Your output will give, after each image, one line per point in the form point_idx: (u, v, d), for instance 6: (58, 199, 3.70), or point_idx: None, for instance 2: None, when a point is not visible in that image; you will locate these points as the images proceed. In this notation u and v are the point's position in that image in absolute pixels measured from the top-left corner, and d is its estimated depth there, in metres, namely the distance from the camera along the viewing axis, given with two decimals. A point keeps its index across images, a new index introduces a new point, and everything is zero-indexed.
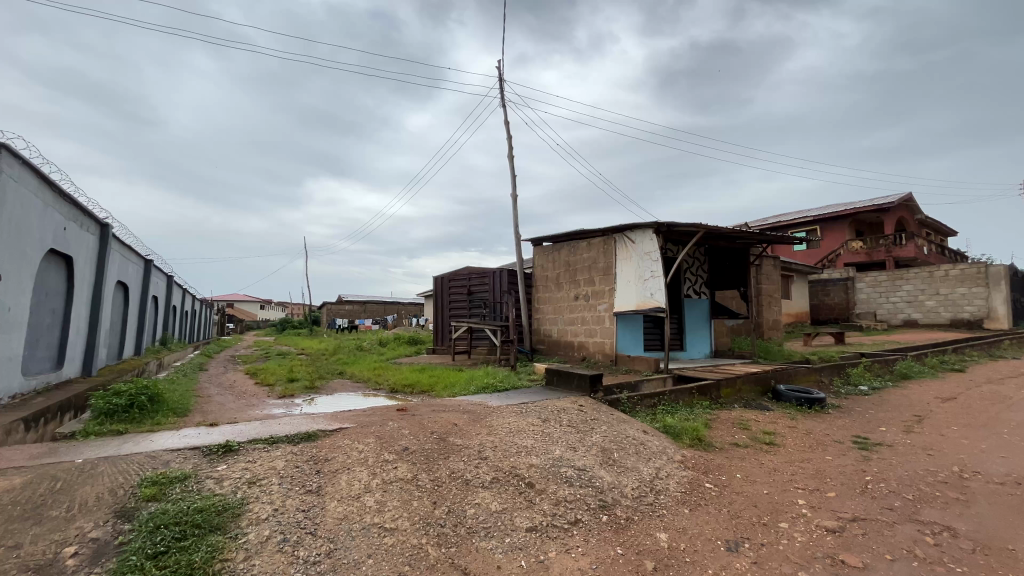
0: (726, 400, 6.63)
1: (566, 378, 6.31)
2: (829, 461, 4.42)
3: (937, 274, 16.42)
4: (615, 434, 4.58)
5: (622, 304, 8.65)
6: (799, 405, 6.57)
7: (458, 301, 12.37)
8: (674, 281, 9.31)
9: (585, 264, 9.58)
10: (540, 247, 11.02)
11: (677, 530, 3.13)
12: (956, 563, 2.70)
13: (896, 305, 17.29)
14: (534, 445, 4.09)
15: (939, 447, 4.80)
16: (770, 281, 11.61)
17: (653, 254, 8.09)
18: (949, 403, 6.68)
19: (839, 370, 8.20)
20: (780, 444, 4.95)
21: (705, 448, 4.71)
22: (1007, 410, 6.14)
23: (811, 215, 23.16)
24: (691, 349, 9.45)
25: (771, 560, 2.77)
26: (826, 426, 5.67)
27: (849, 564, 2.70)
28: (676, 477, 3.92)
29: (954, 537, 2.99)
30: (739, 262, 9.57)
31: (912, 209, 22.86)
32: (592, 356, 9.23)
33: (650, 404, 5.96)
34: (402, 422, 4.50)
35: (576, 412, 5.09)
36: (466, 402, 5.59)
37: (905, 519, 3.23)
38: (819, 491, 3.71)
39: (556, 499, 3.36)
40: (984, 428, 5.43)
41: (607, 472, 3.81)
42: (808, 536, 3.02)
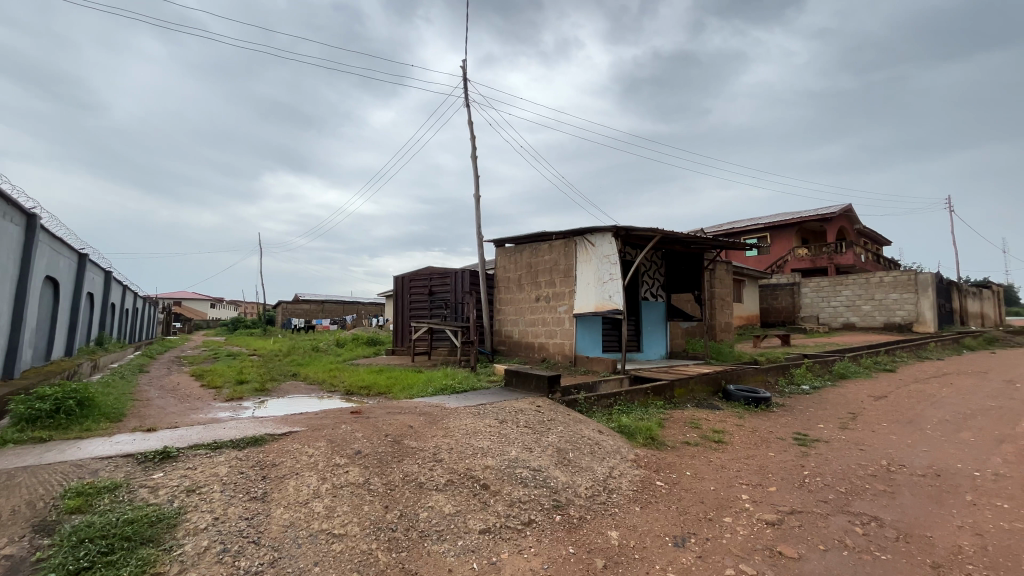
0: (679, 400, 6.84)
1: (524, 379, 6.34)
2: (772, 458, 4.64)
3: (873, 281, 17.59)
4: (570, 434, 4.63)
5: (581, 306, 8.78)
6: (747, 404, 6.86)
7: (419, 301, 12.21)
8: (631, 284, 9.54)
9: (546, 266, 9.67)
10: (502, 248, 11.05)
11: (627, 528, 3.20)
12: (882, 551, 2.89)
13: (836, 309, 18.36)
14: (490, 447, 4.08)
15: (870, 443, 5.13)
16: (723, 285, 12.10)
17: (612, 257, 8.23)
18: (880, 401, 7.15)
19: (784, 370, 8.63)
20: (728, 442, 5.16)
21: (658, 447, 4.84)
22: (931, 407, 6.64)
23: (762, 223, 24.33)
24: (647, 350, 9.72)
25: (714, 553, 2.88)
26: (770, 424, 5.95)
27: (786, 555, 2.84)
28: (629, 476, 4.00)
29: (880, 526, 3.20)
30: (693, 267, 9.92)
31: (851, 219, 24.37)
32: (552, 357, 9.32)
33: (606, 404, 6.07)
34: (355, 424, 4.40)
35: (534, 412, 5.13)
36: (423, 404, 5.53)
37: (838, 511, 3.44)
38: (761, 486, 3.88)
39: (510, 501, 3.36)
40: (909, 424, 5.86)
41: (561, 472, 3.85)
42: (749, 529, 3.16)
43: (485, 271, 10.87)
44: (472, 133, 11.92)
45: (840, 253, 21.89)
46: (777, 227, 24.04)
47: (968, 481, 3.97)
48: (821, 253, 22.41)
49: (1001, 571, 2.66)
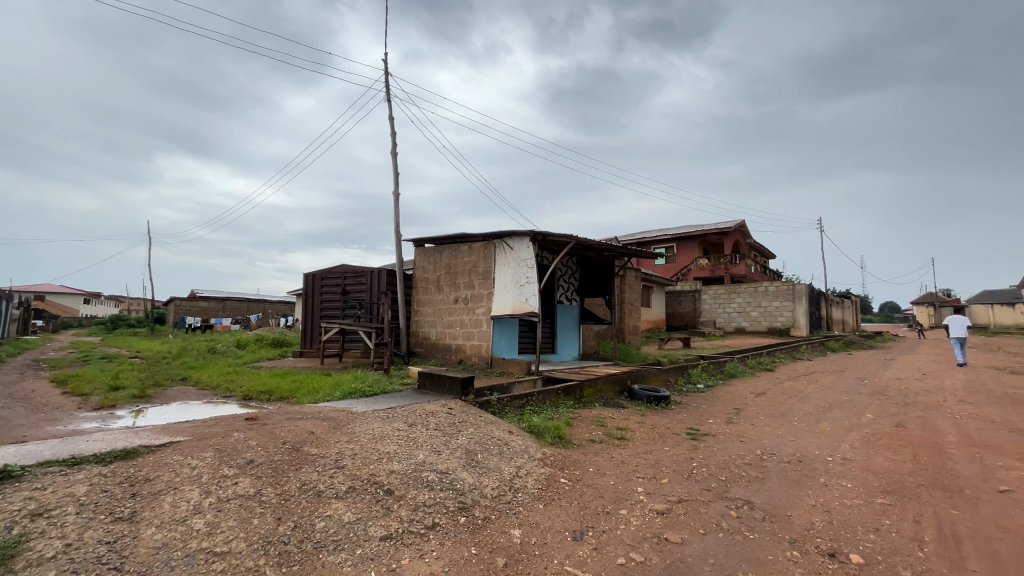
0: (588, 400, 7.15)
1: (438, 381, 6.27)
2: (667, 452, 5.00)
3: (760, 290, 19.64)
4: (481, 436, 4.66)
5: (498, 308, 8.87)
6: (649, 403, 7.32)
7: (331, 300, 11.61)
8: (548, 288, 9.83)
9: (465, 267, 9.66)
10: (421, 248, 10.89)
11: (530, 525, 3.28)
12: (751, 531, 3.23)
13: (730, 315, 20.39)
14: (397, 451, 3.99)
15: (749, 435, 5.73)
16: (632, 291, 12.86)
17: (529, 261, 8.42)
18: (760, 397, 8.01)
19: (683, 370, 9.36)
20: (629, 438, 5.48)
21: (565, 445, 5.01)
22: (798, 402, 7.56)
23: (670, 234, 26.30)
24: (561, 351, 10.08)
25: (608, 544, 3.05)
26: (668, 421, 6.42)
27: (670, 541, 3.09)
28: (535, 475, 4.11)
29: (751, 509, 3.58)
30: (605, 273, 10.44)
31: (744, 234, 27.11)
32: (469, 358, 9.32)
33: (518, 405, 6.19)
34: (249, 432, 4.07)
35: (445, 415, 5.10)
36: (327, 408, 5.27)
37: (718, 497, 3.79)
38: (655, 479, 4.17)
39: (414, 505, 3.31)
40: (782, 417, 6.62)
41: (468, 473, 3.87)
42: (641, 519, 3.38)
43: (403, 271, 10.62)
44: (393, 129, 11.62)
45: (734, 264, 24.29)
46: (683, 238, 26.07)
47: (822, 465, 4.57)
48: (719, 264, 24.75)
49: (843, 541, 3.10)
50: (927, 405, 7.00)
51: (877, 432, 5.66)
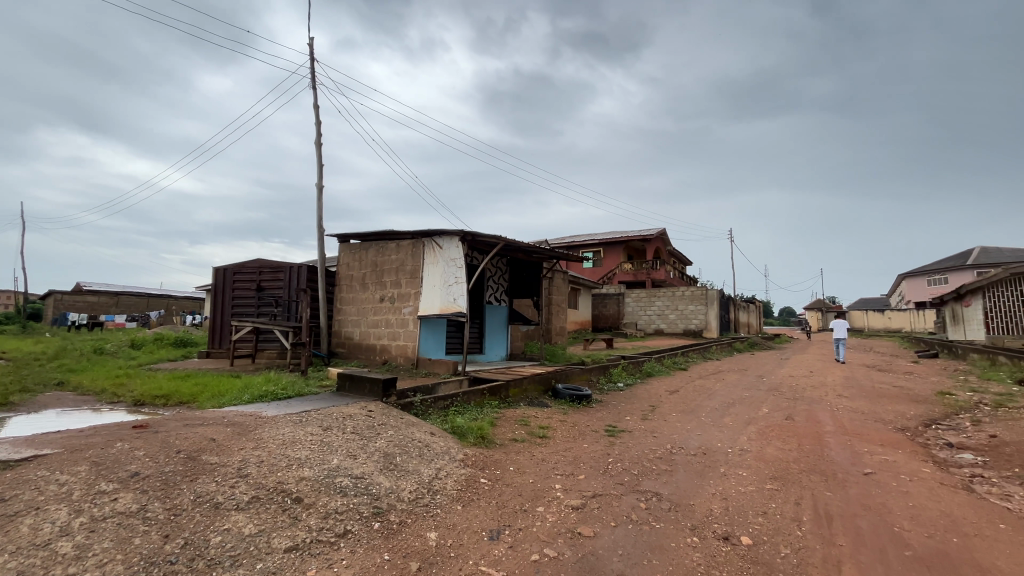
0: (513, 399, 7.23)
1: (359, 383, 6.04)
2: (585, 449, 5.17)
3: (677, 294, 20.95)
4: (400, 438, 4.54)
5: (425, 308, 8.72)
6: (572, 402, 7.55)
7: (243, 297, 10.79)
8: (476, 288, 9.81)
9: (391, 265, 9.40)
10: (346, 244, 10.45)
11: (447, 527, 3.25)
12: (657, 521, 3.43)
13: (650, 317, 21.56)
14: (309, 456, 3.78)
15: (661, 430, 6.09)
16: (559, 293, 13.21)
17: (458, 260, 8.35)
18: (673, 394, 8.54)
19: (605, 370, 9.77)
20: (550, 436, 5.61)
21: (487, 446, 5.02)
22: (706, 398, 8.16)
23: (597, 239, 27.38)
24: (489, 352, 10.12)
25: (524, 542, 3.09)
26: (588, 418, 6.66)
27: (584, 534, 3.20)
28: (454, 476, 4.08)
29: (658, 500, 3.81)
30: (534, 274, 10.62)
31: (665, 241, 28.86)
32: (394, 359, 9.08)
33: (442, 406, 6.13)
34: (136, 442, 3.66)
35: (364, 417, 4.91)
36: (232, 414, 4.87)
37: (629, 491, 3.99)
38: (572, 475, 4.29)
39: (325, 512, 3.15)
40: (691, 413, 7.11)
41: (385, 477, 3.75)
42: (557, 515, 3.47)
43: (326, 267, 10.12)
44: (317, 117, 11.05)
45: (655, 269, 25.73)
46: (609, 243, 27.23)
47: (723, 457, 4.96)
48: (641, 268, 25.99)
49: (736, 525, 3.38)
50: (812, 400, 7.85)
51: (771, 425, 6.25)
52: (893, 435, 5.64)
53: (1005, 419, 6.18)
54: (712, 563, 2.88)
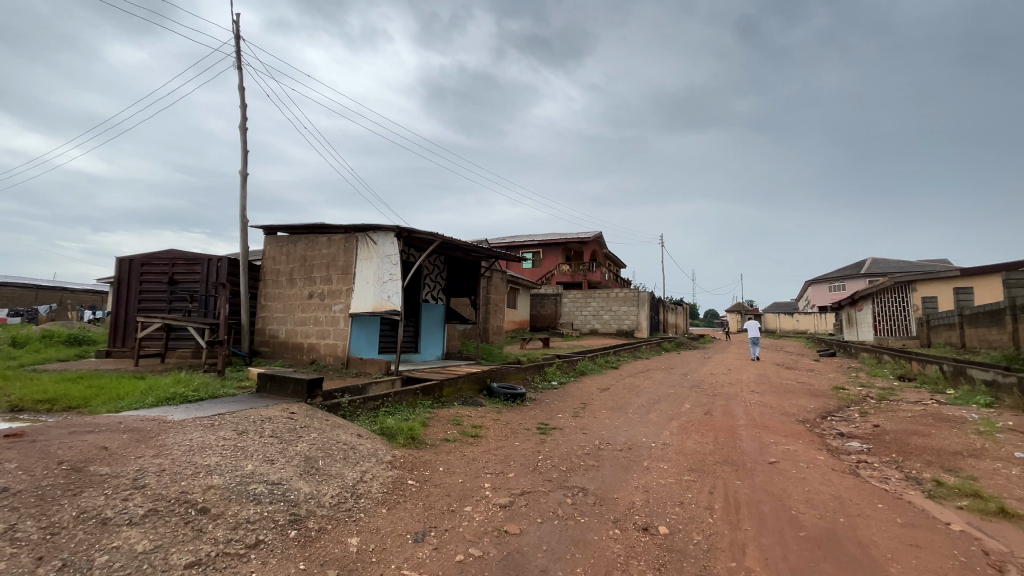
0: (446, 399, 7.15)
1: (281, 384, 5.70)
2: (517, 447, 5.22)
3: (612, 295, 21.72)
4: (324, 441, 4.34)
5: (358, 305, 8.40)
6: (506, 400, 7.58)
7: (151, 290, 9.84)
8: (412, 285, 9.60)
9: (322, 260, 8.99)
10: (273, 237, 9.85)
11: (369, 532, 3.14)
12: (582, 516, 3.52)
13: (586, 317, 22.22)
14: (219, 463, 3.51)
15: (591, 427, 6.29)
16: (497, 293, 13.25)
17: (393, 257, 8.12)
18: (604, 392, 8.84)
19: (539, 369, 9.91)
20: (482, 435, 5.60)
21: (417, 446, 4.92)
22: (634, 396, 8.52)
23: (537, 240, 27.83)
24: (424, 351, 9.94)
25: (449, 543, 3.05)
26: (520, 417, 6.71)
27: (510, 532, 3.21)
28: (381, 479, 3.95)
29: (584, 495, 3.91)
30: (471, 273, 10.57)
31: (601, 245, 29.92)
32: (322, 358, 8.68)
33: (371, 406, 5.93)
34: (7, 453, 3.21)
35: (284, 420, 4.64)
36: (131, 418, 4.41)
37: (557, 487, 4.07)
38: (502, 473, 4.31)
39: (234, 523, 2.93)
40: (619, 409, 7.39)
41: (305, 483, 3.56)
42: (484, 514, 3.46)
43: (249, 261, 9.48)
44: (243, 100, 10.32)
45: (591, 271, 26.60)
46: (548, 244, 27.74)
47: (647, 451, 5.19)
48: (578, 271, 26.73)
49: (655, 516, 3.54)
50: (729, 396, 8.43)
51: (691, 420, 6.63)
52: (794, 427, 6.19)
53: (886, 410, 6.99)
54: (632, 554, 3.00)
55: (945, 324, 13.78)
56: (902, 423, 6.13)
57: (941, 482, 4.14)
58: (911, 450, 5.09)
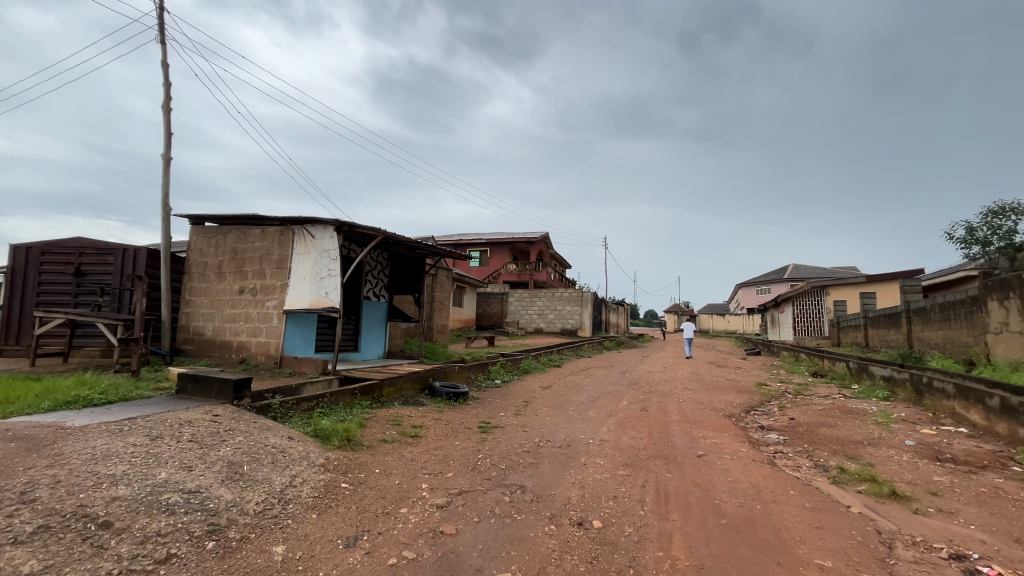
0: (386, 399, 6.97)
1: (204, 385, 5.31)
2: (457, 446, 5.18)
3: (557, 295, 22.11)
4: (251, 445, 4.09)
5: (293, 301, 8.00)
6: (448, 399, 7.50)
7: (53, 282, 8.86)
8: (352, 282, 9.29)
9: (254, 253, 8.48)
10: (199, 227, 9.18)
11: (297, 539, 3.00)
12: (519, 513, 3.55)
13: (531, 317, 22.52)
14: (128, 471, 3.22)
15: (531, 425, 6.37)
16: (443, 291, 13.09)
17: (333, 252, 7.80)
18: (546, 390, 8.98)
19: (483, 367, 9.90)
20: (422, 435, 5.51)
21: (353, 448, 4.76)
22: (574, 393, 8.73)
23: (484, 239, 27.80)
24: (364, 350, 9.64)
25: (382, 547, 2.97)
26: (462, 416, 6.68)
27: (445, 533, 3.18)
28: (312, 483, 3.78)
29: (521, 492, 3.95)
30: (415, 270, 10.37)
31: (547, 244, 30.37)
32: (253, 358, 8.20)
33: (305, 407, 5.67)
34: None
35: (206, 423, 4.33)
36: (21, 425, 3.94)
37: (495, 485, 4.07)
38: (440, 474, 4.26)
39: (143, 536, 2.69)
40: (560, 407, 7.54)
41: (227, 490, 3.34)
42: (420, 515, 3.40)
43: (171, 252, 8.78)
44: (167, 77, 9.52)
45: (537, 271, 26.89)
46: (495, 243, 27.80)
47: (584, 447, 5.33)
48: (525, 270, 26.92)
49: (589, 510, 3.64)
50: (663, 392, 8.84)
51: (628, 416, 6.90)
52: (722, 421, 6.58)
53: (801, 404, 7.60)
54: (566, 549, 3.05)
55: (852, 325, 15.23)
56: (813, 416, 6.70)
57: (845, 469, 4.55)
58: (821, 440, 5.56)
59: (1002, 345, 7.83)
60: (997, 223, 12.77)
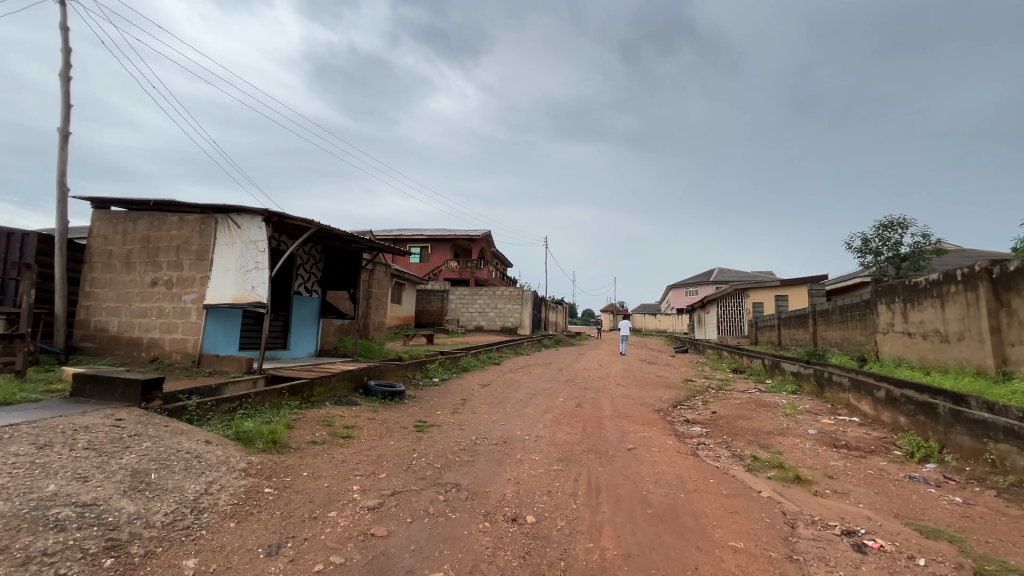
0: (317, 399, 6.66)
1: (106, 386, 4.80)
2: (392, 446, 5.06)
3: (497, 293, 22.21)
4: (160, 451, 3.75)
5: (214, 296, 7.43)
6: (383, 399, 7.29)
7: None
8: (282, 276, 8.79)
9: (170, 243, 7.80)
10: (105, 212, 8.30)
11: (211, 550, 2.79)
12: (453, 512, 3.53)
13: (471, 315, 22.46)
14: (8, 485, 2.84)
15: (469, 423, 6.35)
16: (380, 287, 12.71)
17: (260, 244, 7.31)
18: (485, 388, 9.00)
19: (421, 365, 9.74)
20: (355, 436, 5.32)
21: (279, 450, 4.50)
22: (512, 390, 8.82)
23: (425, 235, 27.37)
24: (294, 348, 9.16)
25: (308, 553, 2.83)
26: (398, 415, 6.53)
27: (376, 535, 3.09)
28: (230, 489, 3.54)
29: (457, 491, 3.93)
30: (351, 266, 9.98)
31: (489, 243, 30.43)
32: (166, 356, 7.53)
33: (226, 409, 5.29)
34: None
35: (109, 428, 3.93)
36: None
37: (430, 484, 4.02)
38: (373, 474, 4.14)
39: (24, 557, 2.39)
40: (498, 404, 7.59)
41: (130, 501, 3.04)
42: (350, 519, 3.29)
43: (69, 238, 7.87)
44: (66, 42, 8.49)
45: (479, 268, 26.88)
46: (437, 240, 27.42)
47: (521, 444, 5.39)
48: (466, 267, 26.83)
49: (523, 506, 3.69)
50: (598, 389, 9.16)
51: (563, 412, 7.07)
52: (651, 416, 6.92)
53: (721, 398, 8.16)
54: (499, 545, 3.08)
55: (767, 325, 16.56)
56: (732, 409, 7.22)
57: (758, 457, 4.94)
58: (738, 431, 6.00)
59: (888, 343, 8.84)
60: (887, 236, 14.39)
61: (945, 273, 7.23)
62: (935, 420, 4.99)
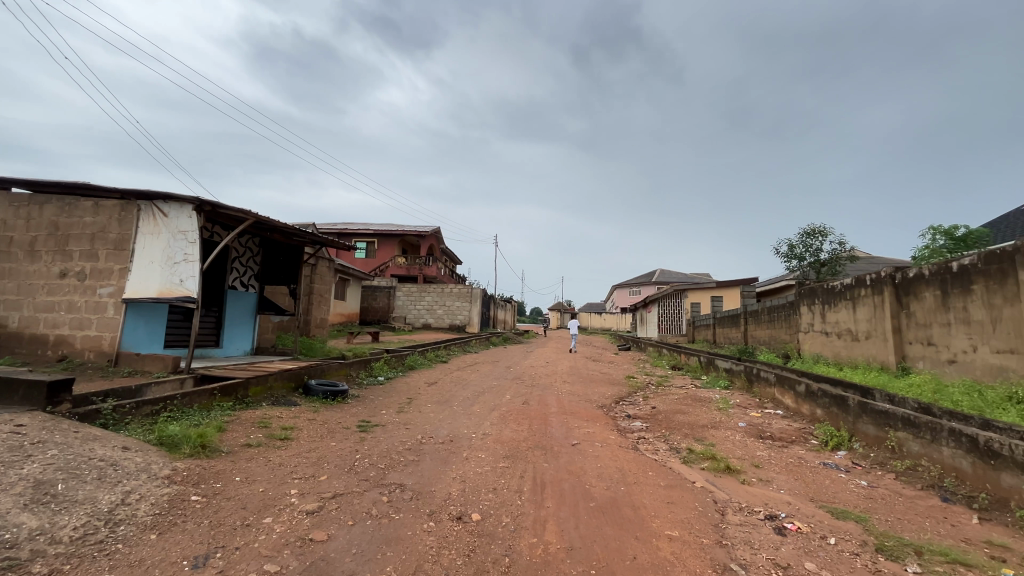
0: (253, 399, 6.31)
1: (4, 389, 4.30)
2: (333, 447, 4.88)
3: (446, 290, 21.98)
4: (69, 459, 3.41)
5: (135, 289, 6.83)
6: (325, 398, 7.03)
7: None
8: (214, 269, 8.24)
9: (83, 230, 7.10)
10: (4, 194, 7.43)
11: (128, 565, 2.57)
12: (397, 512, 3.46)
13: (419, 312, 22.08)
14: None
15: (414, 422, 6.24)
16: (323, 283, 12.22)
17: (190, 234, 6.82)
18: (431, 386, 8.88)
19: (365, 364, 9.45)
20: (294, 437, 5.09)
21: (209, 455, 4.23)
22: (459, 389, 8.77)
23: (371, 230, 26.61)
24: (227, 345, 8.61)
25: (239, 562, 2.69)
26: (340, 415, 6.32)
27: (315, 540, 2.98)
28: (152, 498, 3.28)
29: (401, 491, 3.86)
30: (292, 259, 9.52)
31: (438, 239, 30.07)
32: (78, 355, 6.86)
33: (148, 412, 4.89)
34: None
35: (8, 436, 3.53)
36: None
37: (373, 486, 3.92)
38: (312, 477, 3.98)
39: None
40: (445, 403, 7.52)
41: (32, 516, 2.74)
42: (287, 524, 3.14)
43: None
44: None
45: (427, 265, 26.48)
46: (384, 235, 26.75)
47: (467, 442, 5.37)
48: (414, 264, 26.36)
49: (469, 504, 3.68)
50: (544, 386, 9.30)
51: (510, 410, 7.12)
52: (595, 411, 7.12)
53: (660, 394, 8.55)
54: (443, 544, 3.06)
55: (704, 324, 17.48)
56: (670, 404, 7.58)
57: (693, 449, 5.22)
58: (675, 425, 6.30)
59: (808, 342, 9.61)
60: (809, 242, 15.60)
61: (857, 278, 7.95)
62: (846, 411, 5.48)
